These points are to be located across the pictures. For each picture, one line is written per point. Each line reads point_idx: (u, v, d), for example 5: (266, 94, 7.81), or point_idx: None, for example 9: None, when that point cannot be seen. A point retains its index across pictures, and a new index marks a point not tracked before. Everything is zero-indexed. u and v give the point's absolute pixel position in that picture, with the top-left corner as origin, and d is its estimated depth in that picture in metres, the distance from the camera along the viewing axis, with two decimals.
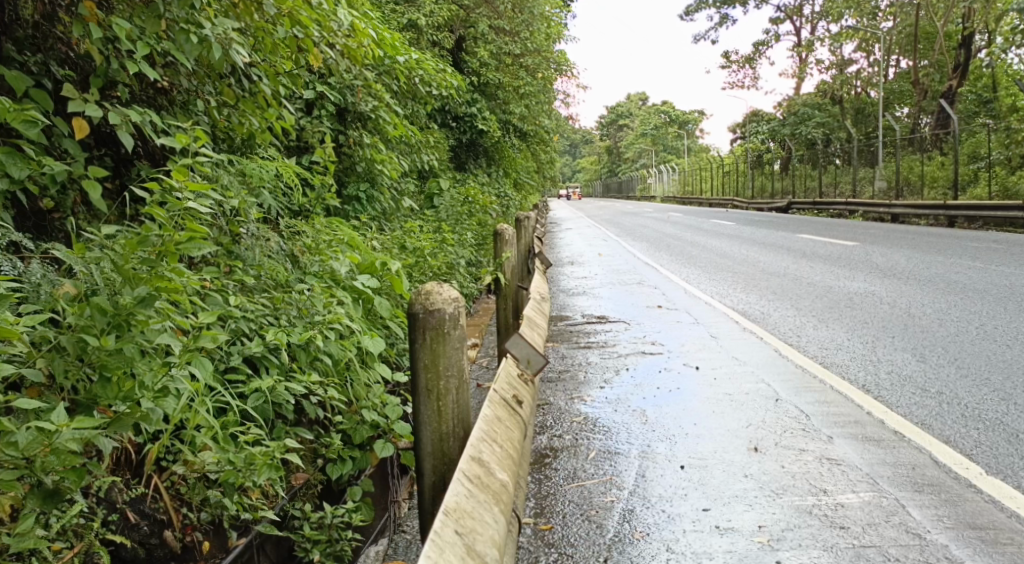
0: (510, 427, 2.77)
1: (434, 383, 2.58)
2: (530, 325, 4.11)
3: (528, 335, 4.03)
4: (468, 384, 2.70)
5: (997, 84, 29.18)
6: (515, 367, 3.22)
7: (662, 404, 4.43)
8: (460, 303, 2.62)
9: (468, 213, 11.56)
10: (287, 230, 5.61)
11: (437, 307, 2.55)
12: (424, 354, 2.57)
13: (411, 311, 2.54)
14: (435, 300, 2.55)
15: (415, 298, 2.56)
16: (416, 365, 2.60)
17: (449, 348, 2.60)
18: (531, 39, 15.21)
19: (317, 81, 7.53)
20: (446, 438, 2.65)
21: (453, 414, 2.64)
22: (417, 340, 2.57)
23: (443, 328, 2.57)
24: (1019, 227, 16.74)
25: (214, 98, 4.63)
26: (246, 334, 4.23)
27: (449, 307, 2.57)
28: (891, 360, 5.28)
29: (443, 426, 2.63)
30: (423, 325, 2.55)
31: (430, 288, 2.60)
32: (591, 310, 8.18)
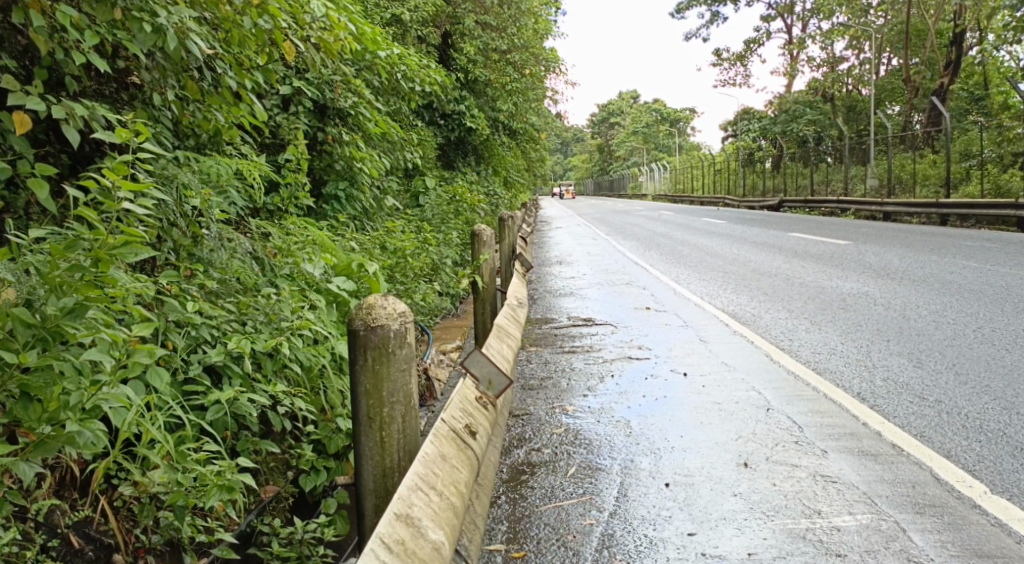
0: (457, 467, 2.46)
1: (376, 410, 2.40)
2: (503, 333, 3.89)
3: (503, 343, 3.82)
4: (417, 412, 2.51)
5: (989, 81, 29.13)
6: (475, 389, 2.94)
7: (647, 414, 4.22)
8: (408, 320, 2.43)
9: (454, 212, 11.34)
10: (258, 230, 5.39)
11: (379, 324, 2.36)
12: (366, 378, 2.40)
13: (351, 328, 2.35)
14: (377, 316, 2.36)
15: (356, 313, 2.37)
16: (358, 391, 2.42)
17: (393, 370, 2.41)
18: (518, 35, 14.98)
19: (294, 76, 7.30)
20: (390, 471, 2.48)
21: (397, 445, 2.47)
22: (358, 361, 2.39)
23: (386, 349, 2.38)
24: (1011, 226, 16.62)
25: (176, 91, 4.38)
26: (206, 341, 3.97)
27: (394, 324, 2.39)
28: (886, 365, 5.08)
29: (386, 459, 2.46)
30: (364, 344, 2.37)
31: (373, 302, 2.40)
32: (578, 313, 7.96)
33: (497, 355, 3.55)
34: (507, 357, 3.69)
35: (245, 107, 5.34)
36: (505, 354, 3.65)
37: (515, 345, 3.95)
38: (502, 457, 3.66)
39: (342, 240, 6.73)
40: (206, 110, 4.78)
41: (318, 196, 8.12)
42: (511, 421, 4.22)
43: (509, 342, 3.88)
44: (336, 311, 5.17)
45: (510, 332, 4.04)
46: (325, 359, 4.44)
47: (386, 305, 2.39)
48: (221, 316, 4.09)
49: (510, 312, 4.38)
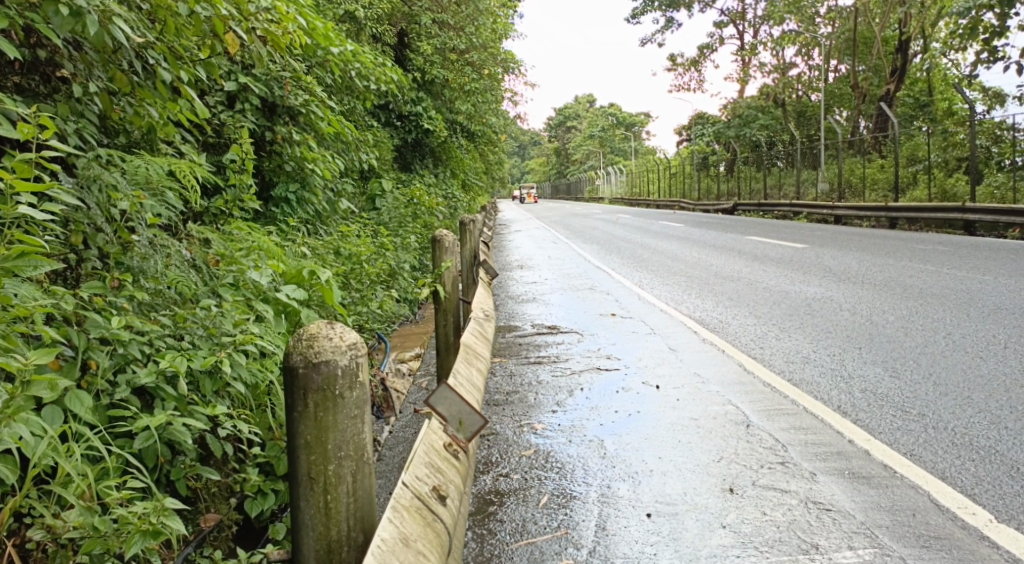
0: (424, 533, 2.18)
1: (319, 468, 2.10)
2: (471, 351, 3.58)
3: (470, 363, 3.50)
4: (370, 467, 2.20)
5: (933, 88, 29.70)
6: (444, 432, 2.65)
7: (621, 432, 3.94)
8: (358, 354, 2.13)
9: (412, 215, 11.02)
10: (198, 236, 4.99)
11: (323, 360, 2.06)
12: (306, 429, 2.09)
13: (288, 364, 2.05)
14: (321, 350, 2.06)
15: (295, 346, 2.08)
16: (298, 444, 2.12)
17: (340, 419, 2.11)
18: (476, 35, 14.60)
19: (239, 71, 6.90)
20: (338, 545, 2.16)
21: (345, 512, 2.15)
22: (298, 408, 2.09)
23: (330, 393, 2.08)
24: (958, 229, 16.84)
25: (102, 84, 4.05)
26: (136, 360, 3.63)
27: (341, 359, 2.09)
28: (862, 373, 4.86)
29: (332, 529, 2.14)
30: (304, 386, 2.07)
31: (317, 332, 2.11)
32: (541, 319, 7.68)
33: (468, 382, 3.23)
34: (476, 381, 3.37)
35: (185, 103, 4.97)
36: (475, 380, 3.34)
37: (483, 363, 3.64)
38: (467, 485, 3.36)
39: (292, 245, 6.34)
40: (138, 103, 4.43)
41: (267, 199, 7.72)
42: (476, 442, 3.91)
43: (479, 363, 3.57)
44: (286, 323, 4.80)
45: (479, 351, 3.73)
46: (273, 374, 4.10)
47: (331, 335, 2.10)
48: (154, 331, 3.75)
49: (476, 327, 4.08)
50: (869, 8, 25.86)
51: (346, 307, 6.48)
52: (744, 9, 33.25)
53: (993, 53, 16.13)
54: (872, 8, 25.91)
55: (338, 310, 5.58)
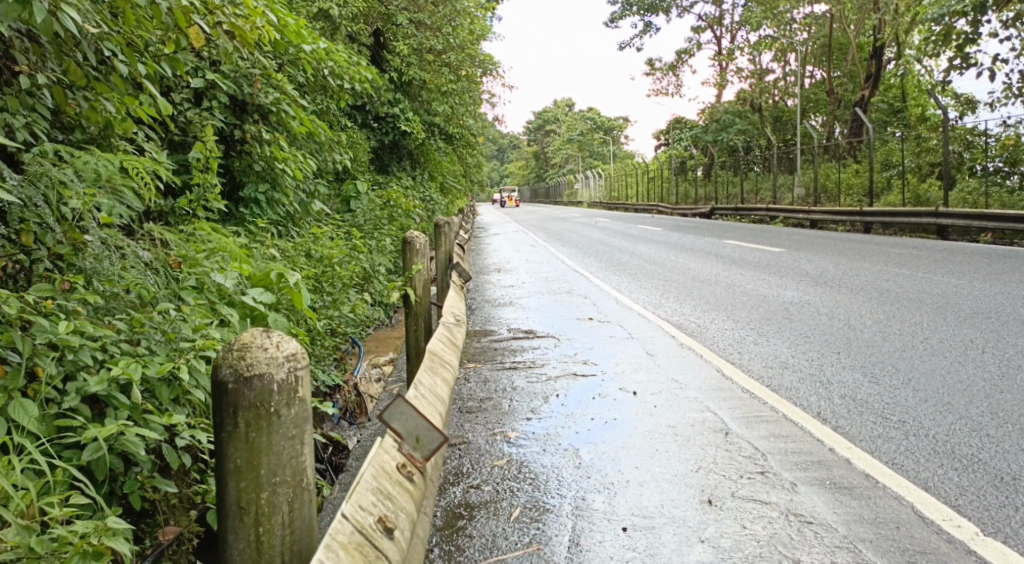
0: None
1: (249, 494, 1.97)
2: (437, 359, 3.42)
3: (439, 371, 3.36)
4: (307, 495, 2.08)
5: (907, 94, 29.98)
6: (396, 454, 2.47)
7: (597, 440, 3.82)
8: (297, 367, 2.01)
9: (387, 217, 10.85)
10: (157, 236, 4.80)
11: (256, 375, 1.94)
12: (237, 450, 1.98)
13: (217, 379, 1.94)
14: (254, 364, 1.95)
15: (225, 360, 1.96)
16: (228, 468, 2.00)
17: (275, 439, 1.99)
18: (453, 35, 14.44)
19: (207, 68, 6.72)
20: None
21: (279, 543, 2.03)
22: (227, 428, 1.97)
23: (264, 410, 1.96)
24: (933, 234, 16.92)
25: (55, 77, 3.89)
26: (87, 367, 3.48)
27: (277, 373, 1.97)
28: (841, 378, 4.77)
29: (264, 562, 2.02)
30: (235, 402, 1.96)
31: (251, 344, 1.99)
32: (517, 324, 7.54)
33: (433, 392, 3.07)
34: (444, 390, 3.21)
35: (145, 98, 4.80)
36: (441, 389, 3.18)
37: (451, 372, 3.49)
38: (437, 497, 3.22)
39: (260, 247, 6.16)
40: (94, 97, 4.27)
41: (237, 199, 7.52)
42: (446, 452, 3.77)
43: (446, 370, 3.41)
44: (251, 326, 4.63)
45: (446, 358, 3.57)
46: None
47: (266, 345, 1.98)
48: (106, 336, 3.60)
49: (444, 333, 3.94)
50: (844, 15, 26.05)
51: (317, 311, 6.31)
52: (721, 15, 33.40)
53: (966, 59, 16.26)
54: (847, 14, 26.10)
55: (306, 313, 5.41)
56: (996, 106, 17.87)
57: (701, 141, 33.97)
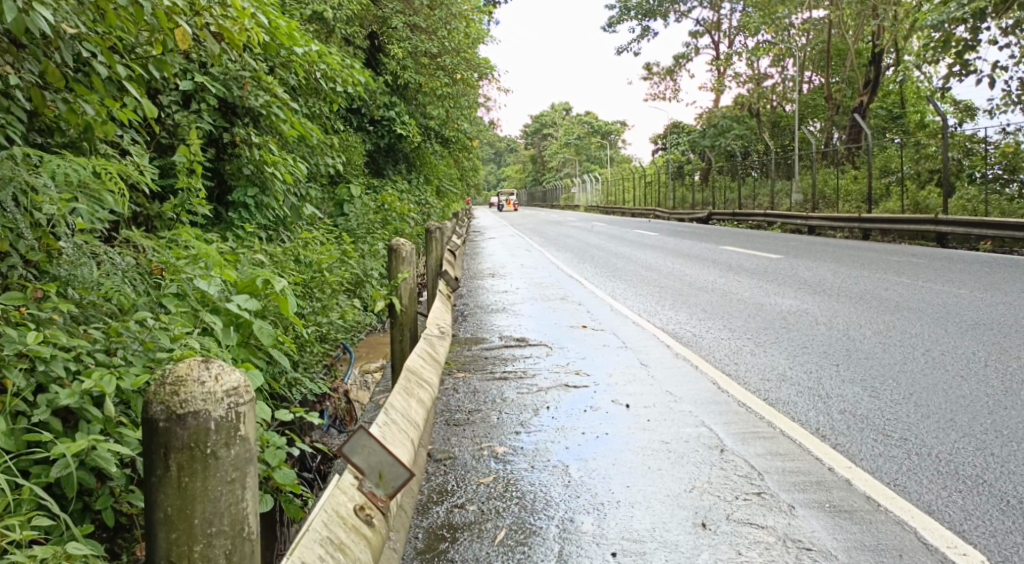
0: None
1: (180, 546, 1.77)
2: (415, 377, 3.27)
3: (415, 391, 3.21)
4: (247, 546, 1.86)
5: (905, 101, 29.95)
6: (353, 496, 2.26)
7: (588, 456, 3.70)
8: (239, 402, 1.81)
9: (381, 221, 10.73)
10: (136, 242, 4.67)
11: (190, 412, 1.75)
12: (168, 496, 1.78)
13: (146, 416, 1.75)
14: (188, 399, 1.75)
15: (156, 395, 1.76)
16: (155, 517, 1.79)
17: (212, 484, 1.79)
18: (449, 38, 14.33)
19: (196, 70, 6.59)
20: None
21: None
22: (157, 471, 1.77)
23: (199, 452, 1.76)
24: (931, 241, 16.86)
25: (32, 79, 3.77)
26: (60, 378, 3.37)
27: (215, 410, 1.77)
28: (840, 392, 4.65)
29: None
30: (166, 443, 1.76)
31: (186, 375, 1.79)
32: (510, 331, 7.41)
33: (407, 415, 2.90)
34: (419, 411, 3.04)
35: (128, 100, 4.67)
36: (417, 411, 3.00)
37: (430, 390, 3.34)
38: (418, 518, 3.09)
39: (247, 252, 6.02)
40: (73, 99, 4.13)
41: (226, 203, 7.39)
42: (431, 468, 3.64)
43: (423, 390, 3.24)
44: (236, 334, 4.49)
45: (425, 376, 3.41)
46: None
47: (204, 378, 1.78)
48: (80, 346, 3.47)
49: (426, 347, 3.80)
50: (843, 20, 26.00)
51: (305, 318, 6.17)
52: (719, 20, 33.37)
53: (965, 66, 16.20)
54: (845, 20, 26.06)
55: (293, 321, 5.28)
56: (995, 113, 17.81)
57: (699, 146, 33.92)
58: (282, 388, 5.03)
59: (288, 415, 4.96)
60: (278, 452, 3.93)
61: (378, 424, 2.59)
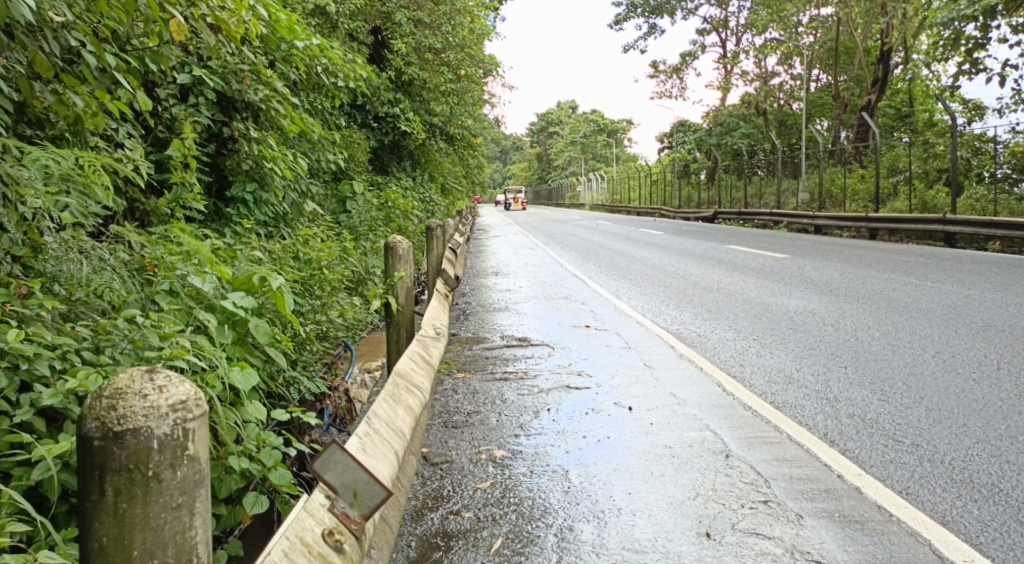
0: None
1: None
2: (404, 382, 3.14)
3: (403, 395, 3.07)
4: None
5: (913, 99, 29.71)
6: (320, 521, 2.13)
7: (588, 460, 3.59)
8: (185, 419, 1.66)
9: (384, 218, 10.63)
10: (129, 238, 4.59)
11: (129, 430, 1.60)
12: (105, 523, 1.63)
13: (80, 434, 1.60)
14: (127, 416, 1.60)
15: (91, 410, 1.62)
16: (90, 547, 1.64)
17: (155, 510, 1.65)
18: (453, 34, 14.20)
19: (194, 63, 6.39)
20: None
21: None
22: (91, 496, 1.62)
23: (139, 474, 1.61)
24: (939, 241, 16.67)
25: (20, 68, 3.68)
26: (44, 378, 3.28)
27: (159, 427, 1.62)
28: (849, 396, 4.52)
29: None
30: (102, 464, 1.61)
31: (125, 389, 1.65)
32: (512, 331, 7.30)
33: (392, 422, 2.76)
34: (408, 418, 2.91)
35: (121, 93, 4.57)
36: (404, 418, 2.87)
37: (420, 394, 3.21)
38: (411, 525, 2.98)
39: (245, 248, 5.93)
40: (64, 90, 4.03)
41: (224, 198, 7.29)
42: (427, 472, 3.53)
43: (411, 395, 3.11)
44: (231, 331, 4.40)
45: (416, 380, 3.28)
46: (215, 389, 3.74)
47: (146, 392, 1.64)
48: (66, 344, 3.38)
49: (420, 350, 3.69)
50: (851, 18, 25.79)
51: (303, 315, 6.06)
52: (726, 17, 33.16)
53: (974, 64, 16.02)
54: (854, 18, 25.84)
55: (291, 319, 5.19)
56: (1004, 113, 17.61)
57: (705, 145, 33.74)
58: (278, 387, 4.94)
59: (285, 415, 4.86)
60: (273, 452, 3.83)
61: (358, 435, 2.46)
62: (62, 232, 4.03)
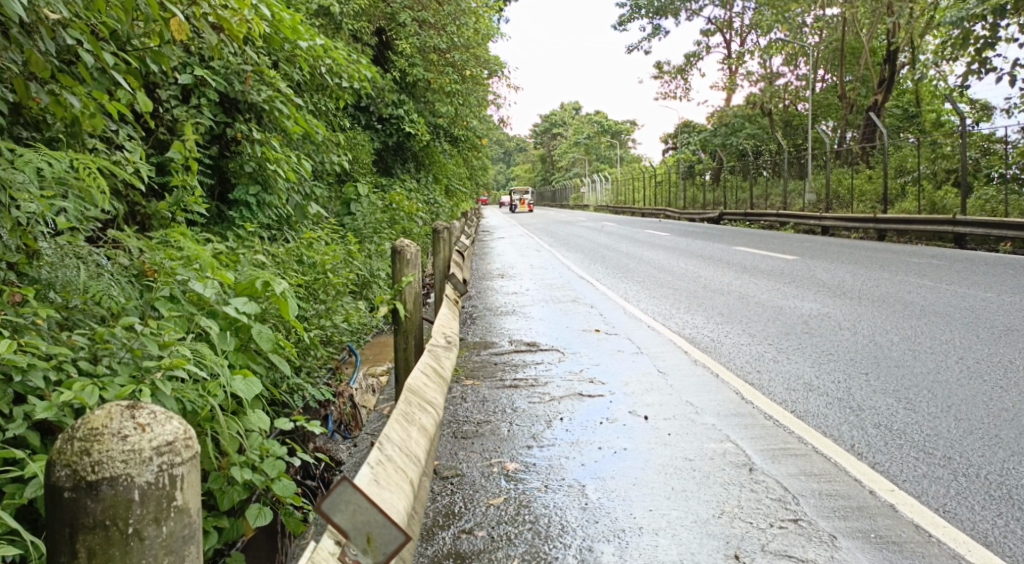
0: None
1: None
2: (415, 401, 2.93)
3: (417, 414, 2.84)
4: None
5: (920, 99, 29.46)
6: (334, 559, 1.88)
7: (606, 474, 3.44)
8: (172, 464, 1.51)
9: (389, 220, 10.49)
10: (128, 245, 4.45)
11: (104, 478, 1.45)
12: None
13: (50, 483, 1.46)
14: (102, 461, 1.45)
15: (61, 457, 1.48)
16: None
17: None
18: (458, 34, 14.07)
19: (196, 63, 6.29)
20: None
21: None
22: (63, 557, 1.45)
23: (117, 532, 1.44)
24: (948, 242, 16.46)
25: (15, 69, 3.54)
26: (38, 390, 3.15)
27: (140, 475, 1.47)
28: (872, 404, 4.36)
29: None
30: (75, 519, 1.46)
31: (102, 430, 1.51)
32: (520, 335, 7.15)
33: (406, 447, 2.52)
34: (422, 441, 2.68)
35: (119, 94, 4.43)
36: (418, 442, 2.63)
37: (433, 412, 3.01)
38: (421, 545, 2.83)
39: (248, 252, 5.79)
40: (60, 90, 3.89)
41: (227, 201, 7.15)
42: (437, 487, 3.38)
43: (424, 416, 2.88)
44: (234, 338, 4.26)
45: (427, 398, 3.07)
46: (216, 400, 3.61)
47: (125, 433, 1.49)
48: (62, 354, 3.26)
49: (430, 362, 3.54)
50: (858, 18, 25.57)
51: (308, 320, 5.92)
52: (731, 18, 32.96)
53: (984, 63, 15.80)
54: (860, 18, 25.65)
55: (295, 324, 5.04)
56: (1013, 113, 17.39)
57: (710, 146, 33.55)
58: (282, 394, 4.80)
59: (290, 424, 4.72)
60: (276, 463, 3.70)
61: (371, 464, 2.21)
62: (58, 237, 3.90)
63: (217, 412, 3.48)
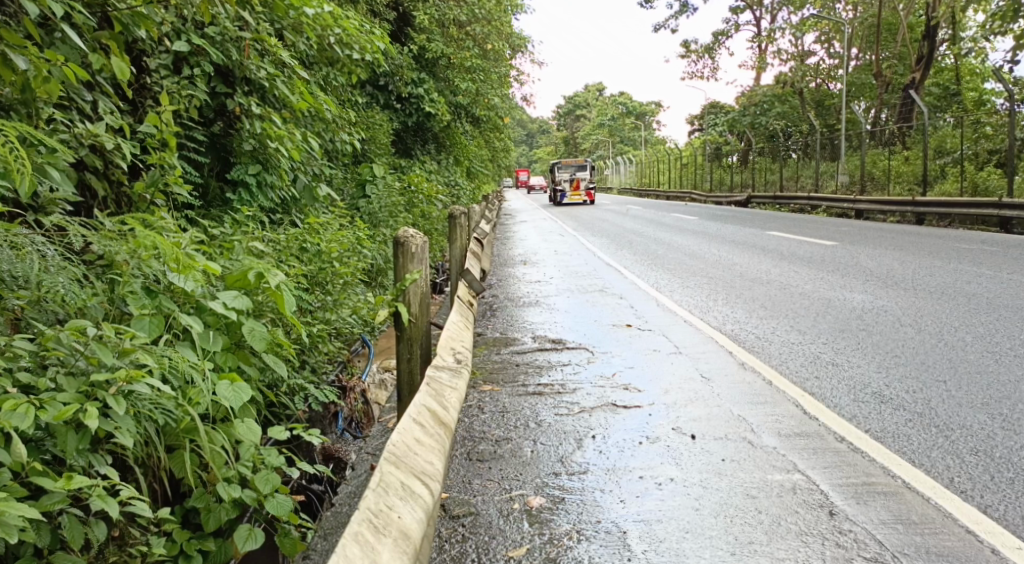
0: None
1: None
2: (397, 486, 2.29)
3: (395, 511, 2.19)
4: None
5: (959, 77, 28.19)
6: None
7: (651, 518, 2.81)
8: None
9: (407, 203, 9.94)
10: (90, 229, 3.85)
11: None
12: None
13: None
14: None
15: None
16: None
17: None
18: (479, 6, 13.46)
19: (189, 29, 5.68)
20: None
21: None
22: None
23: None
24: (994, 226, 15.56)
25: None
26: None
27: None
28: (963, 422, 3.67)
29: None
30: None
31: None
32: (544, 330, 6.53)
33: None
34: (398, 558, 2.04)
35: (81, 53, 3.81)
36: None
37: (421, 495, 2.36)
38: None
39: (242, 236, 5.18)
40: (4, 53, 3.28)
41: (228, 180, 6.53)
42: (446, 530, 2.77)
43: (405, 508, 2.23)
44: (224, 338, 3.65)
45: (415, 472, 2.43)
46: (193, 414, 3.00)
47: None
48: None
49: (429, 403, 2.93)
50: None
51: (312, 313, 5.29)
52: None
53: None
54: None
55: (296, 325, 4.41)
56: None
57: (739, 126, 32.51)
58: (283, 399, 4.21)
59: (289, 433, 4.12)
60: (272, 474, 3.11)
61: None
62: None
63: (192, 426, 2.88)
